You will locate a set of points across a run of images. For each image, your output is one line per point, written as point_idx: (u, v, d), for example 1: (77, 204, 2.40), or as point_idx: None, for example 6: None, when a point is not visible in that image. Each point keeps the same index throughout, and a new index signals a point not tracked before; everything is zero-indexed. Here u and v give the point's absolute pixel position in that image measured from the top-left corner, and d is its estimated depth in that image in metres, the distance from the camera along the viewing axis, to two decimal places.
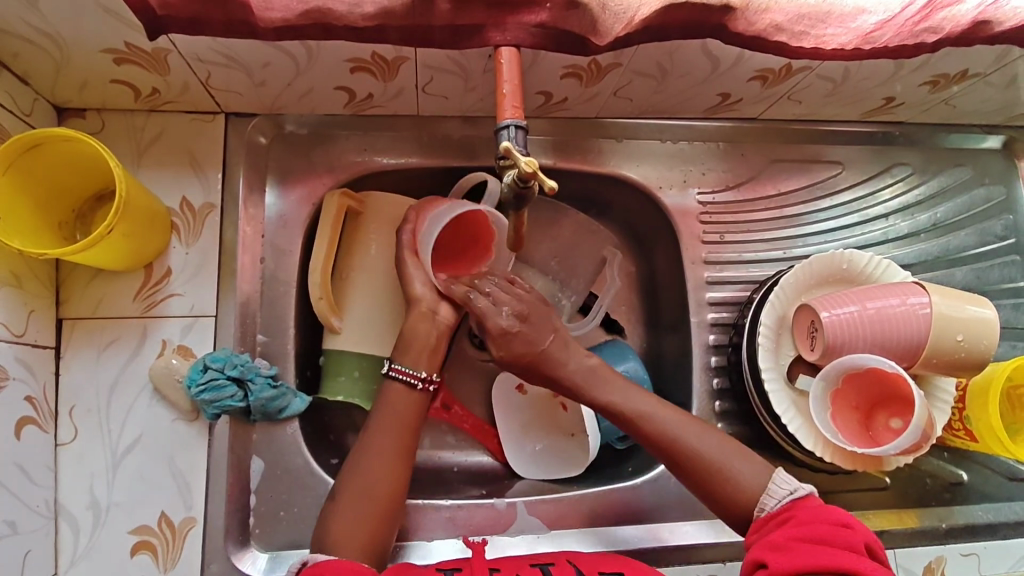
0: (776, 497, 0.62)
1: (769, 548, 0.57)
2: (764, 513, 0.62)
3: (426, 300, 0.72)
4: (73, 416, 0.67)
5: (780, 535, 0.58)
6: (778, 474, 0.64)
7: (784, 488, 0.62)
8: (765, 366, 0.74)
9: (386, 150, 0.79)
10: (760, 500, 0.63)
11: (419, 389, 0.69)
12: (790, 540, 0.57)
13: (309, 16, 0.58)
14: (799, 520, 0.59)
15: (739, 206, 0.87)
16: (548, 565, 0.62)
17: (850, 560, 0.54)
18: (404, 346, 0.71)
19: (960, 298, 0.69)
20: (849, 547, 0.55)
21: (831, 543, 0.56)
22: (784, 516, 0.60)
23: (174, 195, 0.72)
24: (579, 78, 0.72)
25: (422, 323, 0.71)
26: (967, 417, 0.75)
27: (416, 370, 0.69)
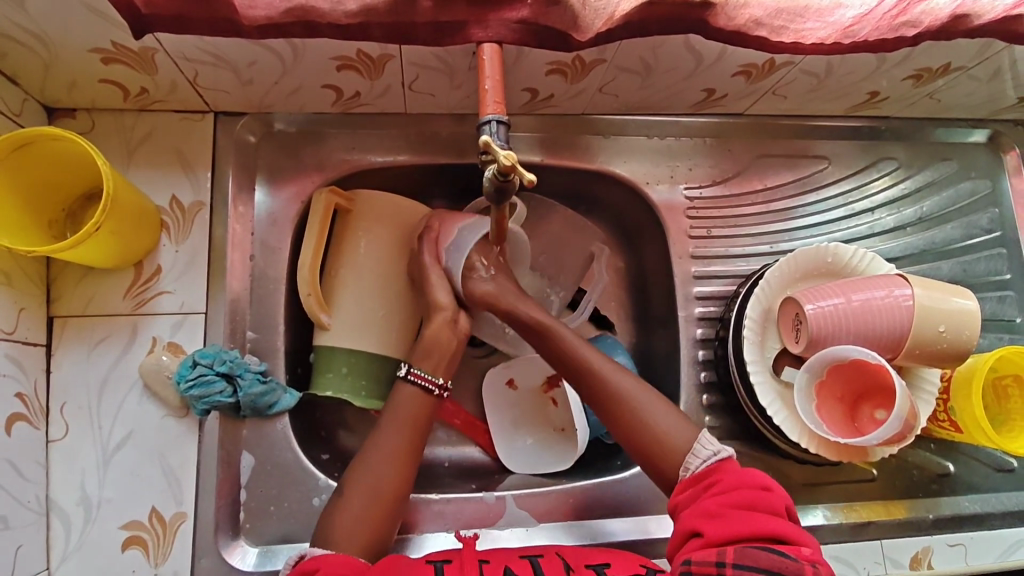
0: (701, 456, 0.64)
1: (702, 517, 0.58)
2: (688, 474, 0.64)
3: (449, 308, 0.74)
4: (64, 413, 0.67)
5: (713, 502, 0.59)
6: (704, 436, 0.66)
7: (710, 450, 0.64)
8: (750, 359, 0.75)
9: (375, 148, 0.80)
10: (685, 461, 0.65)
11: (434, 394, 0.71)
12: (722, 507, 0.58)
13: (293, 14, 0.58)
14: (726, 485, 0.60)
15: (727, 201, 0.88)
16: (538, 557, 0.62)
17: (778, 525, 0.56)
18: (426, 352, 0.72)
19: (943, 290, 0.69)
20: (773, 509, 0.58)
21: (757, 507, 0.58)
22: (711, 479, 0.62)
23: (163, 194, 0.73)
24: (563, 75, 0.73)
25: (445, 331, 0.73)
26: (951, 408, 0.76)
27: (434, 375, 0.71)
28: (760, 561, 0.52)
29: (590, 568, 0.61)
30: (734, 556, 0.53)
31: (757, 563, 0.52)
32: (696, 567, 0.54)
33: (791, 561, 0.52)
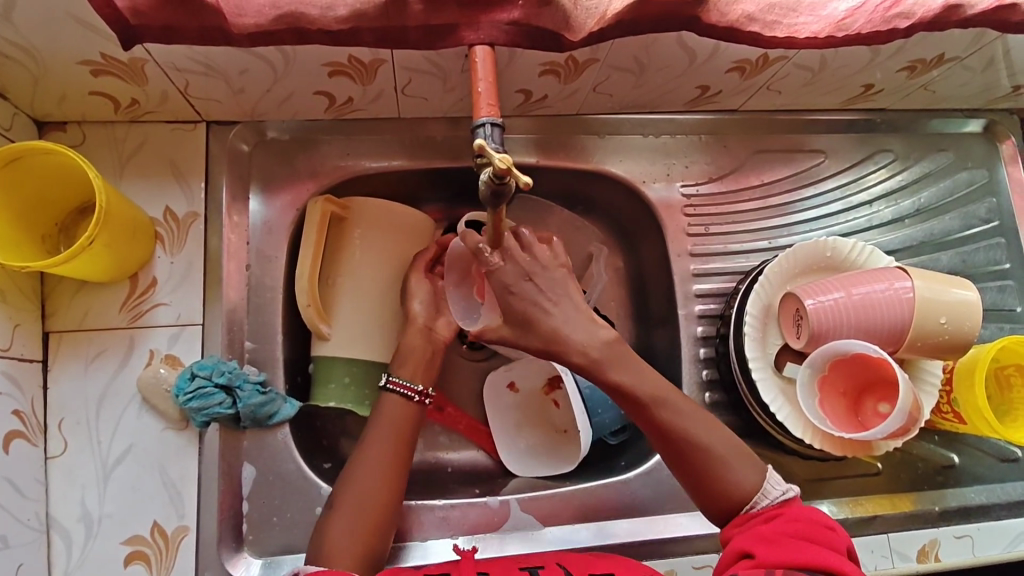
0: (770, 497, 0.63)
1: (758, 540, 0.60)
2: (752, 511, 0.63)
3: (424, 316, 0.75)
4: (62, 429, 0.67)
5: (770, 529, 0.60)
6: (772, 474, 0.65)
7: (779, 489, 0.64)
8: (752, 356, 0.75)
9: (369, 153, 0.79)
10: (753, 498, 0.64)
11: (415, 402, 0.71)
12: (781, 534, 0.59)
13: (283, 21, 0.58)
14: (791, 515, 0.62)
15: (724, 198, 0.87)
16: (538, 568, 0.62)
17: (838, 561, 0.57)
18: (401, 360, 0.73)
19: (943, 282, 0.69)
20: (834, 548, 0.59)
21: (818, 541, 0.59)
22: (774, 512, 0.62)
23: (157, 205, 0.72)
24: (557, 75, 0.73)
25: (419, 338, 0.74)
26: (955, 399, 0.75)
27: (412, 383, 0.71)
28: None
29: None
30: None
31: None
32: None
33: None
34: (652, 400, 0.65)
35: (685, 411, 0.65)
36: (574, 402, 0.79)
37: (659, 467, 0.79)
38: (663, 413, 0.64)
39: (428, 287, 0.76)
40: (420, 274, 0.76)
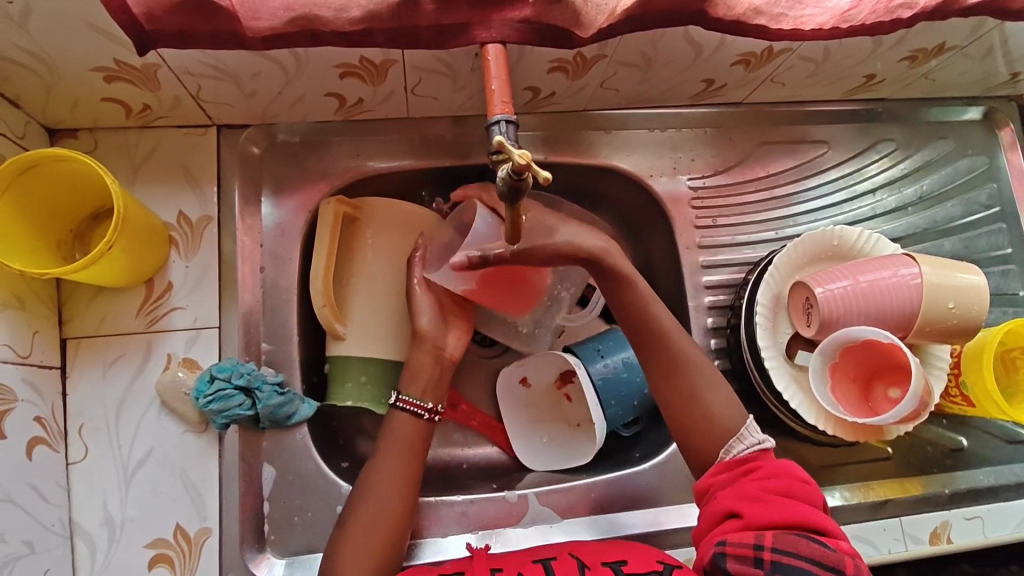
0: (745, 443, 0.65)
1: (745, 500, 0.60)
2: (728, 457, 0.65)
3: (433, 335, 0.75)
4: (82, 434, 0.67)
5: (755, 486, 0.61)
6: (750, 422, 0.67)
7: (755, 438, 0.65)
8: (764, 346, 0.75)
9: (378, 154, 0.79)
10: (728, 443, 0.66)
11: (425, 418, 0.72)
12: (763, 490, 0.61)
13: (296, 23, 0.58)
14: (770, 469, 0.63)
15: (730, 189, 0.88)
16: (551, 559, 0.62)
17: (820, 517, 0.59)
18: (412, 377, 0.74)
19: (949, 266, 0.70)
20: (812, 499, 0.61)
21: (800, 495, 0.61)
22: (752, 464, 0.63)
23: (170, 209, 0.73)
24: (565, 72, 0.73)
25: (427, 357, 0.75)
26: (963, 382, 0.76)
27: (422, 400, 0.72)
28: (801, 548, 0.56)
29: (607, 565, 0.61)
30: (774, 542, 0.56)
31: (797, 550, 0.56)
32: (731, 547, 0.57)
33: (831, 553, 0.56)
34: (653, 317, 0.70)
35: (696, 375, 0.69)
36: (587, 394, 0.80)
37: (673, 458, 0.79)
38: (661, 327, 0.69)
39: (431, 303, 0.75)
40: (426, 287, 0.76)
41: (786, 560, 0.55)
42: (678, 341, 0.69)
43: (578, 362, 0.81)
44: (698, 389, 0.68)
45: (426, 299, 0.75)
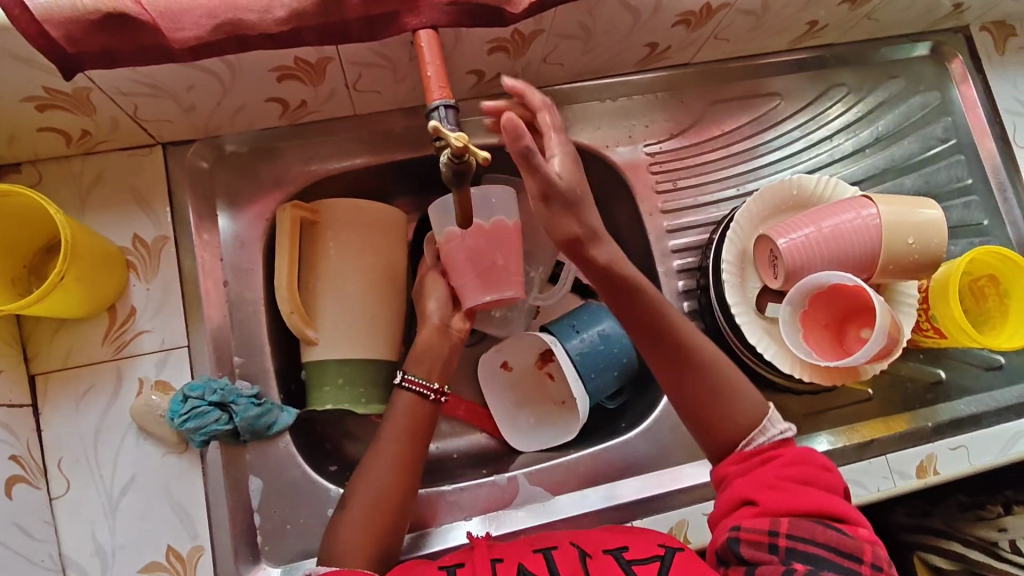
0: (767, 434, 0.64)
1: (760, 487, 0.60)
2: (748, 448, 0.64)
3: (438, 314, 0.76)
4: (63, 468, 0.67)
5: (770, 473, 0.61)
6: (772, 413, 0.66)
7: (776, 429, 0.65)
8: (733, 301, 0.76)
9: (330, 155, 0.79)
10: (750, 435, 0.64)
11: (431, 399, 0.71)
12: (778, 479, 0.60)
13: (221, 30, 0.57)
14: (788, 459, 0.62)
15: (687, 152, 0.88)
16: (552, 548, 0.60)
17: (839, 504, 0.59)
18: (418, 359, 0.73)
19: (908, 204, 0.71)
20: (831, 487, 0.61)
21: (818, 483, 0.60)
22: (770, 454, 0.63)
23: (125, 233, 0.72)
24: (506, 51, 0.73)
25: (436, 336, 0.75)
26: (932, 315, 0.77)
27: (428, 381, 0.72)
28: (816, 535, 0.56)
29: (608, 553, 0.60)
30: (789, 528, 0.57)
31: (812, 537, 0.56)
32: (747, 532, 0.57)
33: (846, 539, 0.56)
34: (661, 311, 0.67)
35: (713, 367, 0.66)
36: (566, 370, 0.80)
37: (658, 424, 0.80)
38: (670, 320, 0.66)
39: (443, 286, 0.77)
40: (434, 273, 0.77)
41: (803, 546, 0.56)
42: (689, 335, 0.67)
43: (554, 339, 0.81)
44: (717, 385, 0.66)
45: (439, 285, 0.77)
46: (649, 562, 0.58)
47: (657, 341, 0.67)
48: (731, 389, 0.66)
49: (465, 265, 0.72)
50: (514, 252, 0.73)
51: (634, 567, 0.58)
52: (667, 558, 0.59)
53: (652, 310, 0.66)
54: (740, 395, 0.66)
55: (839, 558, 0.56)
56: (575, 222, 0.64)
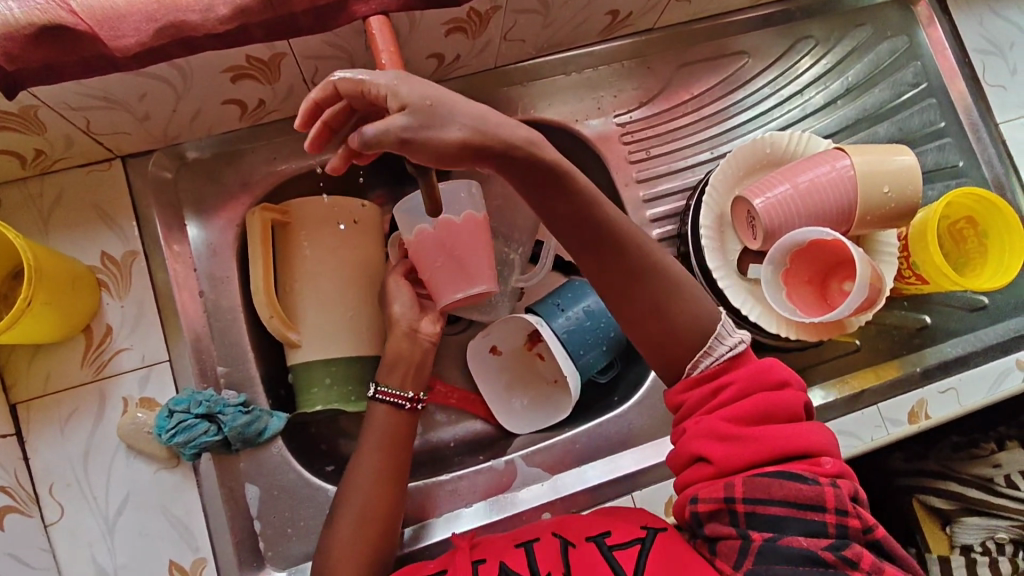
0: (715, 355, 0.60)
1: (710, 438, 0.57)
2: (696, 373, 0.61)
3: (405, 318, 0.75)
4: (55, 494, 0.66)
5: (721, 419, 0.57)
6: (725, 322, 0.62)
7: (724, 346, 0.60)
8: (714, 266, 0.76)
9: (295, 153, 0.77)
10: (695, 358, 0.61)
11: (407, 408, 0.72)
12: (731, 427, 0.56)
13: (164, 34, 0.55)
14: (738, 390, 0.58)
15: (658, 119, 0.87)
16: (535, 541, 0.61)
17: (796, 439, 0.55)
18: (390, 368, 0.74)
19: (882, 152, 0.70)
20: (787, 412, 0.57)
21: (771, 415, 0.56)
22: (718, 386, 0.59)
23: (92, 252, 0.70)
24: (464, 32, 0.71)
25: (404, 342, 0.75)
26: (913, 262, 0.77)
27: (403, 390, 0.72)
28: (774, 493, 0.54)
29: (590, 540, 0.59)
30: (744, 491, 0.54)
31: (769, 495, 0.54)
32: (703, 504, 0.56)
33: (808, 490, 0.53)
34: (602, 215, 0.57)
35: (660, 273, 0.60)
36: (555, 350, 0.80)
37: (650, 395, 0.80)
38: (613, 224, 0.58)
39: (407, 288, 0.76)
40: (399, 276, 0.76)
41: (761, 509, 0.54)
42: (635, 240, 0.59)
43: (540, 320, 0.81)
44: (667, 294, 0.60)
45: (403, 287, 0.76)
46: (630, 548, 0.58)
47: (601, 247, 0.59)
48: (684, 298, 0.61)
49: (434, 262, 0.72)
50: (481, 250, 0.72)
51: (615, 554, 0.57)
52: (648, 541, 0.58)
53: (593, 213, 0.57)
54: (690, 296, 0.61)
55: (800, 511, 0.53)
56: (457, 130, 0.48)
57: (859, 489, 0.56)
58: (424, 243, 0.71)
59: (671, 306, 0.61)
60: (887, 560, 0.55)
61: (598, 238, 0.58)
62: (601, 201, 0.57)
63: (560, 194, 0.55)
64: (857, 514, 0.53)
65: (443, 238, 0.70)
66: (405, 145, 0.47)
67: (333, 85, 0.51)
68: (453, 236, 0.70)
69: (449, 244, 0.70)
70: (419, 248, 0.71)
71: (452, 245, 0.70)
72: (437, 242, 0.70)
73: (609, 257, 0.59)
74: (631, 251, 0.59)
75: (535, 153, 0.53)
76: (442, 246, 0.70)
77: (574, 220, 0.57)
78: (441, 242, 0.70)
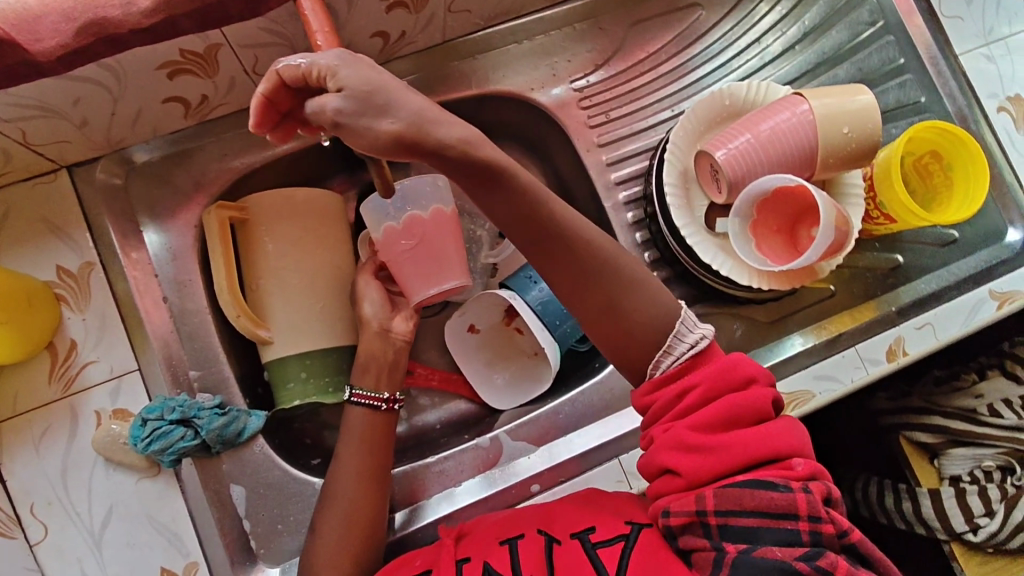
0: (675, 355, 0.60)
1: (677, 448, 0.57)
2: (658, 373, 0.60)
3: (376, 318, 0.73)
4: (36, 514, 0.65)
5: (685, 426, 0.57)
6: (685, 318, 0.61)
7: (684, 343, 0.60)
8: (682, 224, 0.75)
9: (246, 148, 0.75)
10: (655, 359, 0.60)
11: (384, 409, 0.70)
12: (698, 437, 0.56)
13: (87, 32, 0.53)
14: (701, 396, 0.57)
15: (615, 81, 0.86)
16: (518, 538, 0.60)
17: (762, 443, 0.55)
18: (363, 370, 0.72)
19: (840, 92, 0.69)
20: (753, 417, 0.56)
21: (735, 421, 0.56)
22: (681, 392, 0.58)
23: (48, 267, 0.69)
24: (406, 7, 0.70)
25: (376, 342, 0.73)
26: (880, 202, 0.76)
27: (377, 391, 0.71)
28: (745, 503, 0.53)
29: (575, 537, 0.59)
30: (714, 502, 0.54)
31: (739, 504, 0.53)
32: (675, 518, 0.56)
33: (778, 499, 0.52)
34: (544, 211, 0.57)
35: (611, 266, 0.60)
36: (531, 322, 0.79)
37: None
38: (556, 219, 0.57)
39: (377, 287, 0.74)
40: (369, 275, 0.75)
41: (732, 520, 0.53)
42: (582, 236, 0.59)
43: (514, 295, 0.80)
44: (620, 289, 0.60)
45: (373, 287, 0.74)
46: (613, 544, 0.57)
47: (547, 246, 0.58)
48: (638, 291, 0.60)
49: (401, 259, 0.70)
50: (449, 244, 0.70)
51: (598, 552, 0.57)
52: (632, 537, 0.58)
53: (535, 211, 0.56)
54: (645, 290, 0.61)
55: (771, 520, 0.53)
56: (391, 123, 0.48)
57: (833, 492, 0.55)
58: (392, 237, 0.69)
59: (625, 301, 0.60)
60: (864, 563, 0.54)
61: (547, 238, 0.58)
62: (543, 196, 0.56)
63: (503, 193, 0.54)
64: (830, 520, 0.52)
65: (410, 232, 0.69)
66: (339, 127, 0.48)
67: (277, 73, 0.51)
68: (419, 228, 0.68)
69: (416, 237, 0.69)
70: (387, 243, 0.70)
71: (419, 237, 0.69)
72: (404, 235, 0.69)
73: (554, 255, 0.58)
74: (579, 249, 0.58)
75: (467, 150, 0.51)
76: (409, 240, 0.69)
77: (520, 219, 0.56)
78: (407, 236, 0.69)
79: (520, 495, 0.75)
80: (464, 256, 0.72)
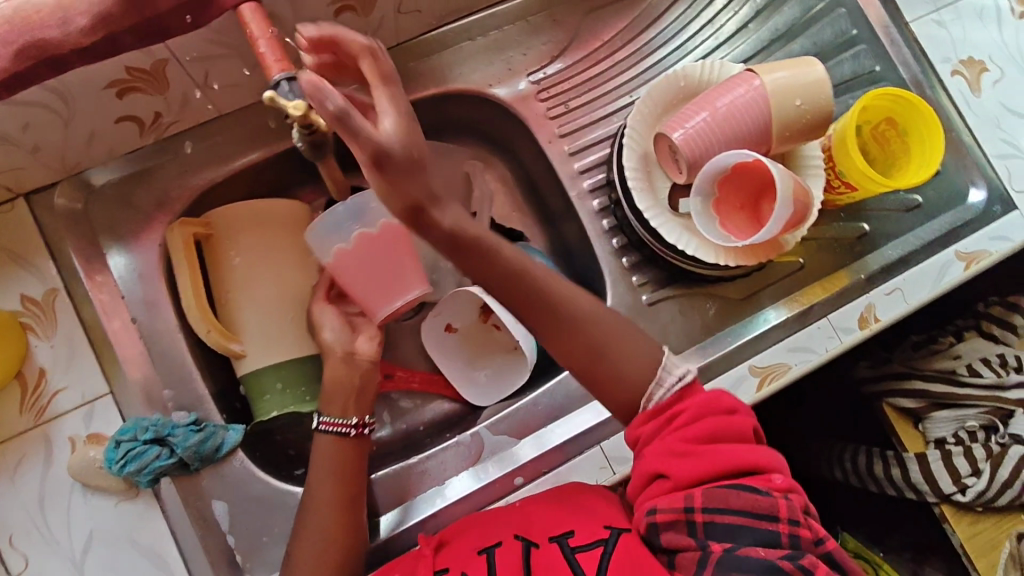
0: (665, 386, 0.61)
1: (668, 456, 0.57)
2: (652, 405, 0.61)
3: (339, 344, 0.72)
4: (16, 545, 0.65)
5: (678, 439, 0.58)
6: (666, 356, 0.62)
7: (673, 376, 0.61)
8: (646, 207, 0.76)
9: (204, 165, 0.74)
10: (648, 391, 0.61)
11: (353, 435, 0.69)
12: (688, 445, 0.57)
13: (27, 55, 0.53)
14: (692, 414, 0.59)
15: (572, 71, 0.87)
16: (496, 546, 0.60)
17: (750, 456, 0.57)
18: (329, 397, 0.71)
19: (790, 65, 0.70)
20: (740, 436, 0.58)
21: (723, 438, 0.58)
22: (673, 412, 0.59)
23: (11, 296, 0.68)
24: (353, 11, 0.70)
25: (342, 368, 0.72)
26: (838, 170, 0.77)
27: (345, 418, 0.69)
28: (731, 501, 0.55)
29: (553, 541, 0.59)
30: (703, 501, 0.55)
31: (726, 504, 0.55)
32: (663, 514, 0.56)
33: (764, 503, 0.54)
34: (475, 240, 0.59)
35: (560, 299, 0.62)
36: (503, 316, 0.79)
37: None
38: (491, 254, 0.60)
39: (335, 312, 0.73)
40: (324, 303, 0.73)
41: (718, 519, 0.54)
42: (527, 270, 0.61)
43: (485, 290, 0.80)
44: (573, 320, 0.62)
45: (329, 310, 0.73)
46: (591, 550, 0.57)
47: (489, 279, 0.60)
48: (591, 319, 0.62)
49: (354, 279, 0.69)
50: (400, 257, 0.69)
51: (578, 557, 0.57)
52: (611, 542, 0.57)
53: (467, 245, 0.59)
54: (598, 319, 0.62)
55: (756, 522, 0.54)
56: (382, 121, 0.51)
57: (807, 504, 0.57)
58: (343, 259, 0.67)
59: (581, 332, 0.62)
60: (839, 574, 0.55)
61: (484, 266, 0.60)
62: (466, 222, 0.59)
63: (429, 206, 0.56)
64: (807, 524, 0.55)
65: (358, 252, 0.66)
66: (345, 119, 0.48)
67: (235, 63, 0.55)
68: (368, 246, 0.66)
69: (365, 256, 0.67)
70: (338, 265, 0.68)
71: (368, 254, 0.67)
72: (354, 254, 0.67)
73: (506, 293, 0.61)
74: (526, 287, 0.61)
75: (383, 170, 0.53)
76: (359, 259, 0.67)
77: (451, 248, 0.59)
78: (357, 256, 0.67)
79: (505, 489, 0.75)
80: (417, 265, 0.71)
